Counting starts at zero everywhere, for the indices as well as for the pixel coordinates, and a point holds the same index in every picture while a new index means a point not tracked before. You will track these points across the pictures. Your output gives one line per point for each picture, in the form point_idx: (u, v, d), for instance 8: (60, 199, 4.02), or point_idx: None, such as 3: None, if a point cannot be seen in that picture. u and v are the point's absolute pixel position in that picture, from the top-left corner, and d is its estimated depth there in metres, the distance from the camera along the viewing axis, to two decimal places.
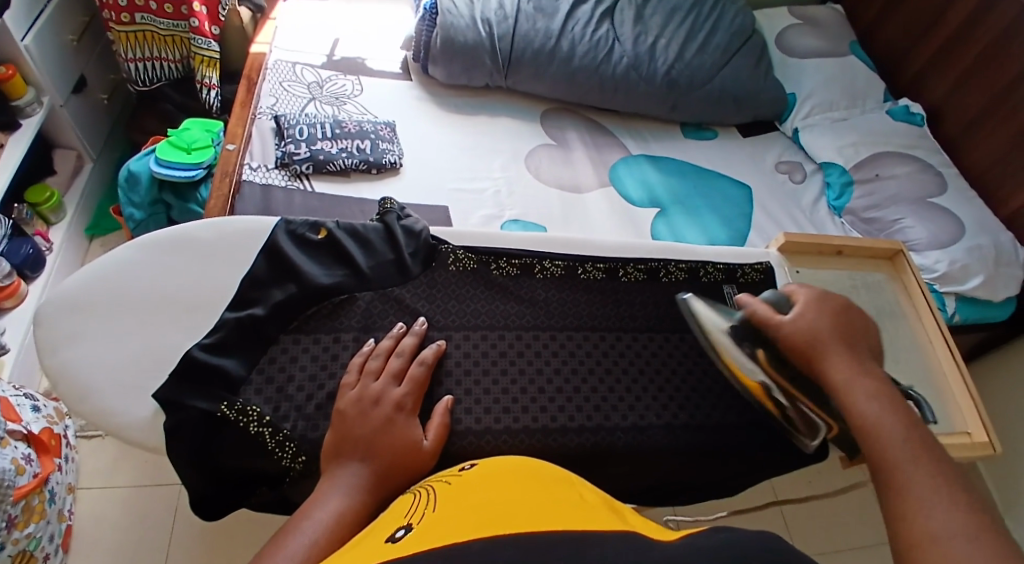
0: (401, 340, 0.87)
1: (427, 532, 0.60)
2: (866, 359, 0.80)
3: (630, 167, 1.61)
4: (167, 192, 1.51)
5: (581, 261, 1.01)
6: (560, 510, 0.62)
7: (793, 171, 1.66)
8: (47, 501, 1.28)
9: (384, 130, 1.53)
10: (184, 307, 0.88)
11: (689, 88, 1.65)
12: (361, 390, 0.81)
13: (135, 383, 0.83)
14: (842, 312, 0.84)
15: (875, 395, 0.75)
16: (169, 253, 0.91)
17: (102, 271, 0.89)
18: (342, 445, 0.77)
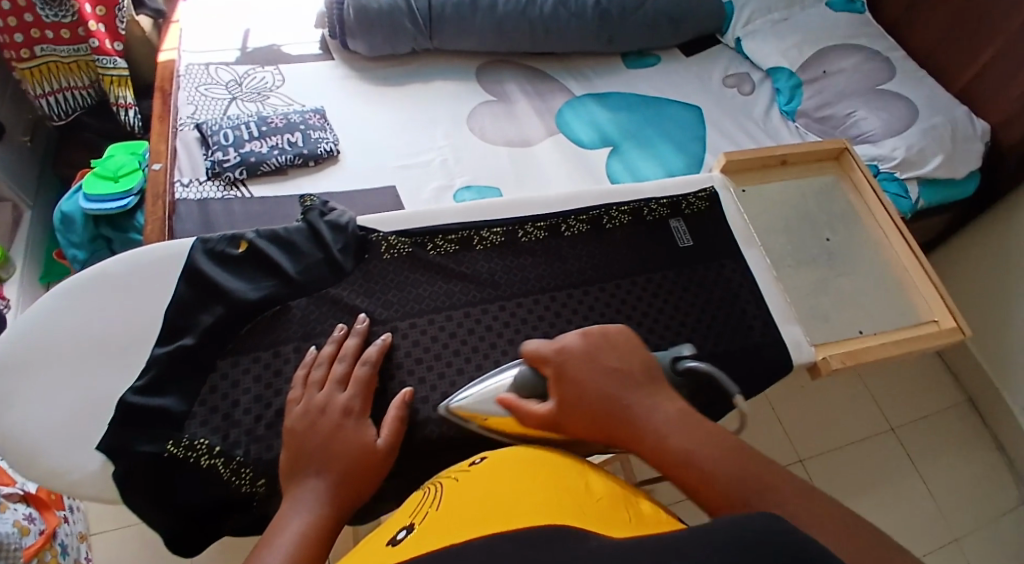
0: (343, 343, 0.84)
1: (425, 534, 0.59)
2: (648, 398, 0.73)
3: (577, 110, 1.53)
4: (104, 225, 1.46)
5: (519, 223, 0.97)
6: (566, 503, 0.61)
7: (741, 83, 1.59)
8: (60, 552, 1.27)
9: (313, 118, 1.44)
10: (114, 351, 0.85)
11: (622, 14, 1.56)
12: (306, 402, 0.78)
13: (80, 436, 0.81)
14: (591, 363, 0.75)
15: (687, 447, 0.68)
16: (88, 296, 0.87)
17: (20, 327, 0.85)
18: (296, 462, 0.74)
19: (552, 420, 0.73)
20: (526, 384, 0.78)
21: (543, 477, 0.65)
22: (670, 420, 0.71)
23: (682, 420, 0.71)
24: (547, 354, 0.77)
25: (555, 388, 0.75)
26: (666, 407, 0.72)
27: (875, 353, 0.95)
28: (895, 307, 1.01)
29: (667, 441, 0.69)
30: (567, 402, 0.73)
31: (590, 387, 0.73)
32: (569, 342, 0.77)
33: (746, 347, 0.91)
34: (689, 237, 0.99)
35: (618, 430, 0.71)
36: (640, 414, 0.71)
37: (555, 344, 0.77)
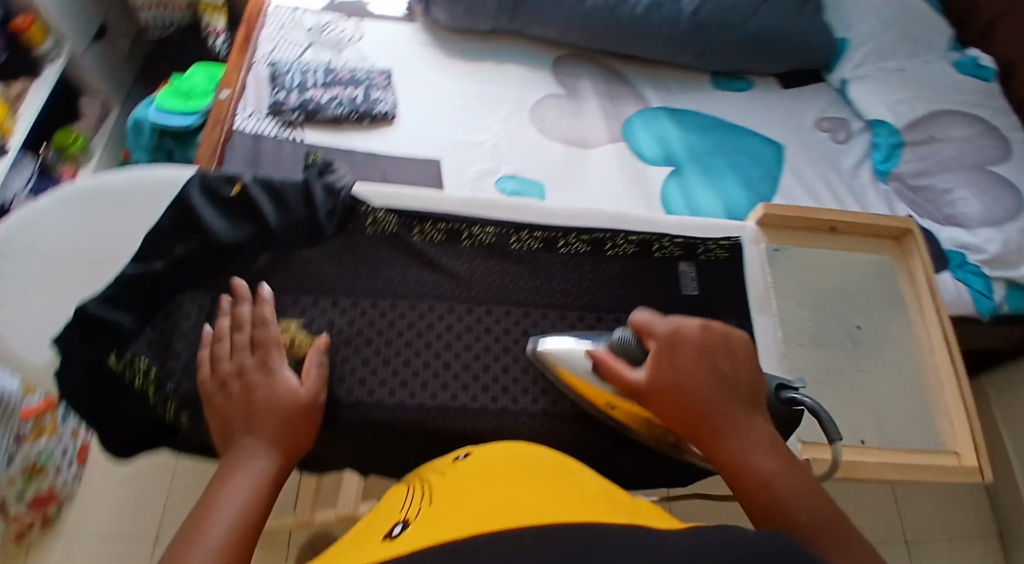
0: (234, 313, 0.79)
1: (421, 527, 0.54)
2: (750, 414, 0.72)
3: (647, 122, 1.44)
4: (168, 137, 1.50)
5: (515, 228, 0.91)
6: (560, 499, 0.55)
7: (837, 129, 1.45)
8: (61, 420, 1.32)
9: (379, 78, 1.44)
10: (98, 259, 0.87)
11: (721, 28, 1.44)
12: (218, 378, 0.75)
13: (47, 330, 0.83)
14: (704, 355, 0.74)
15: (770, 467, 0.68)
16: (87, 205, 0.89)
17: (19, 221, 0.87)
18: (228, 428, 0.73)
19: (639, 385, 0.73)
20: (622, 347, 0.77)
21: (538, 478, 0.59)
22: (758, 438, 0.70)
23: (773, 447, 0.70)
24: (659, 328, 0.75)
25: (654, 360, 0.73)
26: (762, 427, 0.71)
27: (870, 472, 0.84)
28: (923, 429, 0.90)
29: (749, 456, 0.68)
30: (660, 379, 0.72)
31: (688, 379, 0.72)
32: (686, 326, 0.75)
33: None
34: (695, 285, 0.90)
35: (702, 427, 0.70)
36: (735, 421, 0.70)
37: (667, 323, 0.76)
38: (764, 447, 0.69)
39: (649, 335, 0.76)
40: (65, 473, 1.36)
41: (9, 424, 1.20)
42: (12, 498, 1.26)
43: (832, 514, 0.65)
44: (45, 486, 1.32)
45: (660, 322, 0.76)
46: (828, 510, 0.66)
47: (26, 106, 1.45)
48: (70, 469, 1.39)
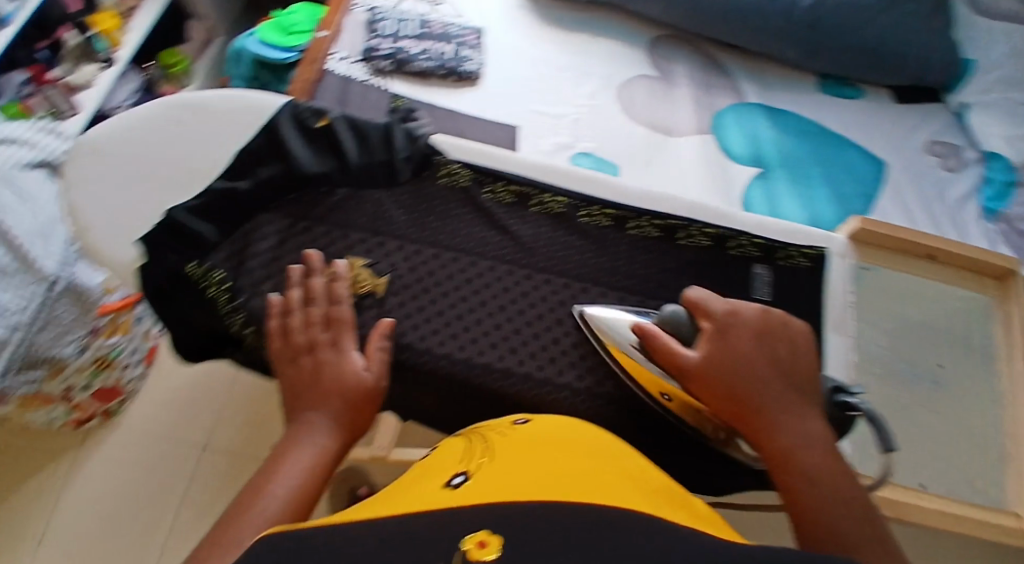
0: (307, 284, 0.80)
1: (490, 483, 0.55)
2: (797, 404, 0.72)
3: (740, 117, 1.38)
4: (266, 72, 1.50)
5: (587, 202, 0.89)
6: (620, 491, 0.55)
7: (947, 155, 1.36)
8: (135, 321, 1.36)
9: (470, 36, 1.42)
10: (187, 169, 0.88)
11: (838, 30, 1.36)
12: (290, 351, 0.77)
13: (131, 228, 0.85)
14: (759, 341, 0.75)
15: (811, 460, 0.69)
16: (183, 116, 0.91)
17: (121, 123, 0.90)
18: (295, 399, 0.75)
19: (692, 362, 0.73)
20: (674, 322, 0.77)
21: (597, 465, 0.60)
22: (802, 430, 0.71)
23: (816, 440, 0.71)
24: (715, 310, 0.77)
25: (708, 342, 0.74)
26: (808, 418, 0.72)
27: (925, 517, 0.80)
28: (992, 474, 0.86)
29: (792, 447, 0.69)
30: (716, 358, 0.73)
31: (739, 362, 0.73)
32: (745, 311, 0.77)
33: None
34: (767, 292, 0.84)
35: (748, 412, 0.71)
36: (782, 411, 0.71)
37: (726, 306, 0.77)
38: (807, 440, 0.70)
39: (705, 314, 0.77)
40: (132, 372, 1.43)
41: (87, 316, 1.25)
42: (79, 386, 1.32)
43: (866, 513, 0.67)
44: (111, 379, 1.38)
45: (715, 302, 0.78)
46: (861, 508, 0.68)
47: (138, 25, 1.53)
48: (136, 368, 1.44)
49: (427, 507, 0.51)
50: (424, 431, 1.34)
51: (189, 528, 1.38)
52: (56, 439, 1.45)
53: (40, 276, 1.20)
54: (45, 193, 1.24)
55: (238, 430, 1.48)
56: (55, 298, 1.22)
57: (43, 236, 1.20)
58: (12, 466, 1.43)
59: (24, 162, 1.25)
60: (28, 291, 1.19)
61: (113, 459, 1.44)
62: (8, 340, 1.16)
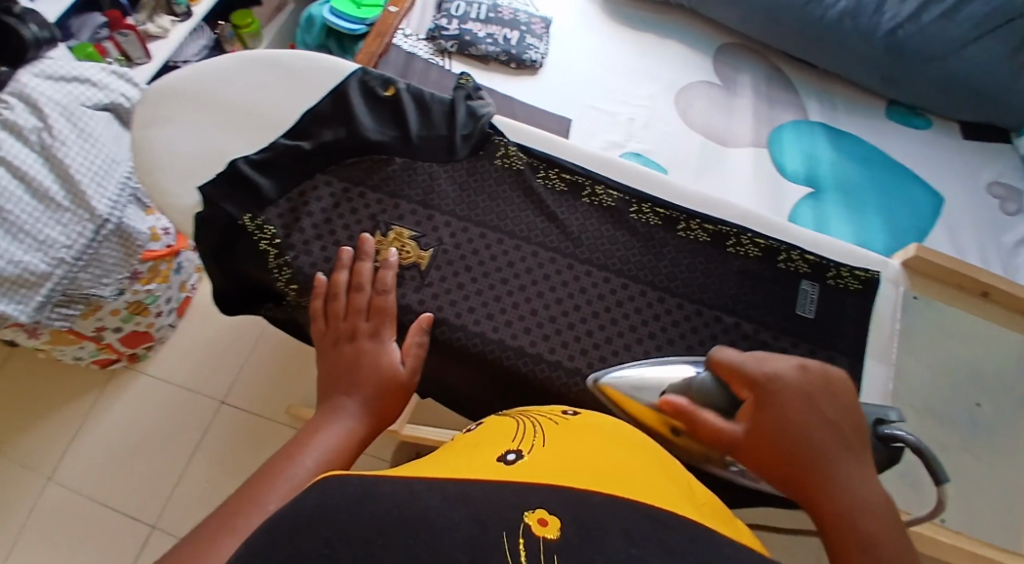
0: (355, 268, 0.81)
1: (541, 466, 0.56)
2: (857, 472, 0.65)
3: (799, 134, 1.36)
4: (333, 40, 1.46)
5: (638, 199, 0.88)
6: (664, 494, 0.56)
7: (1008, 199, 1.29)
8: (174, 270, 1.42)
9: (537, 25, 1.41)
10: (253, 122, 0.90)
11: (914, 56, 1.31)
12: (334, 333, 0.79)
13: (193, 171, 0.87)
14: (805, 410, 0.67)
15: (875, 535, 0.61)
16: (257, 70, 0.92)
17: (199, 70, 0.92)
18: (328, 383, 0.77)
19: (724, 434, 0.67)
20: (704, 391, 0.71)
21: (639, 464, 0.60)
22: (867, 500, 0.63)
23: (882, 511, 0.63)
24: (752, 373, 0.69)
25: (748, 413, 0.67)
26: (872, 486, 0.64)
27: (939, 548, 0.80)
28: (1008, 528, 0.82)
29: (853, 519, 0.62)
30: (758, 430, 0.66)
31: (791, 430, 0.66)
32: (787, 374, 0.69)
33: None
34: (813, 310, 0.83)
35: (801, 485, 0.64)
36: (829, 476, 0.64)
37: (766, 371, 0.70)
38: (872, 512, 0.62)
39: (740, 380, 0.70)
40: (163, 320, 1.46)
41: (130, 259, 1.29)
42: (111, 327, 1.36)
43: None
44: (143, 324, 1.42)
45: (752, 365, 0.70)
46: None
47: None
48: (169, 317, 1.48)
49: (481, 478, 0.53)
50: (439, 409, 1.33)
51: (200, 476, 1.40)
52: (84, 374, 1.48)
53: (91, 216, 1.21)
54: (108, 136, 1.25)
55: (260, 389, 1.48)
56: (102, 239, 1.24)
57: (103, 175, 1.23)
58: (43, 393, 1.47)
59: (95, 102, 1.24)
60: (78, 228, 1.20)
61: (136, 399, 1.46)
62: (49, 275, 1.18)
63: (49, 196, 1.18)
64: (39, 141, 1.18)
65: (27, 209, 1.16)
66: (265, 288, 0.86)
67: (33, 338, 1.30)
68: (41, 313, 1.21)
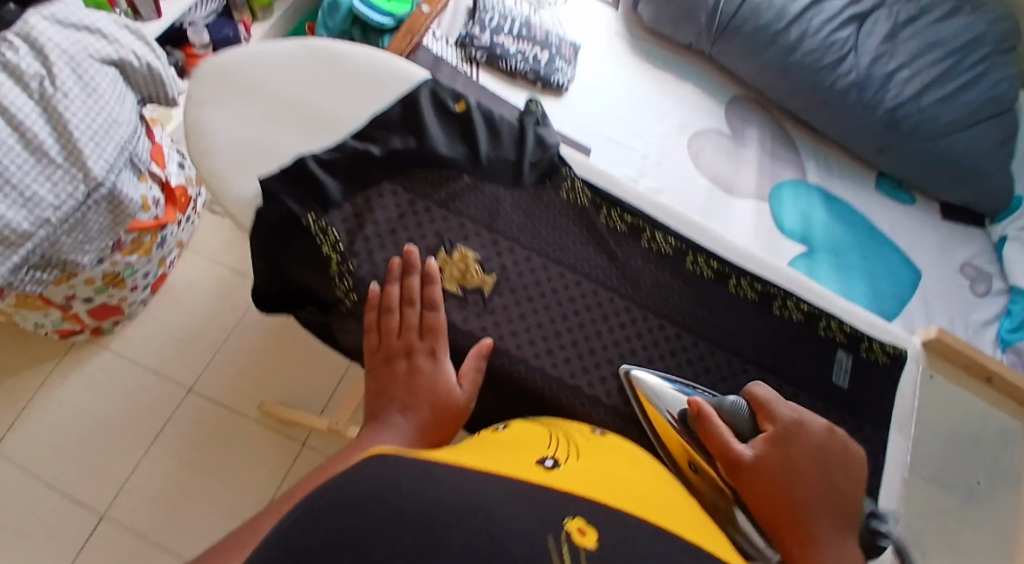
0: (405, 282, 0.78)
1: (580, 477, 0.57)
2: (845, 531, 0.67)
3: (798, 197, 1.40)
4: (358, 25, 1.40)
5: (694, 250, 0.90)
6: (690, 524, 0.58)
7: (978, 280, 1.37)
8: (157, 243, 1.33)
9: (567, 49, 1.42)
10: (316, 119, 0.86)
11: (913, 136, 1.37)
12: (387, 348, 0.75)
13: (250, 161, 0.83)
14: (818, 461, 0.71)
15: None
16: (323, 64, 0.89)
17: (261, 52, 0.88)
18: (379, 399, 0.71)
19: (743, 454, 0.70)
20: (734, 413, 0.76)
21: (659, 491, 0.63)
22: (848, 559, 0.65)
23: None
24: (780, 414, 0.74)
25: (765, 442, 0.72)
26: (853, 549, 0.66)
27: None
28: None
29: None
30: (765, 459, 0.70)
31: (797, 474, 0.69)
32: (811, 424, 0.74)
33: None
34: (846, 380, 0.88)
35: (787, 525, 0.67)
36: (818, 530, 0.66)
37: (792, 414, 0.75)
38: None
39: (768, 415, 0.75)
40: (137, 295, 1.37)
41: (116, 228, 1.20)
42: (82, 298, 1.27)
43: None
44: (115, 298, 1.33)
45: (781, 405, 0.76)
46: None
47: None
48: (143, 293, 1.38)
49: (525, 477, 0.53)
50: None
51: (160, 465, 1.32)
52: (43, 344, 1.39)
53: (86, 176, 1.09)
54: (112, 93, 1.13)
55: (231, 377, 1.41)
56: (92, 203, 1.13)
57: (103, 134, 1.11)
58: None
59: (103, 56, 1.12)
60: (68, 189, 1.08)
61: (94, 379, 1.38)
62: (32, 235, 1.06)
63: (42, 149, 1.06)
64: (40, 90, 1.06)
65: (18, 160, 1.04)
66: (312, 292, 0.83)
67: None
68: (15, 275, 1.10)
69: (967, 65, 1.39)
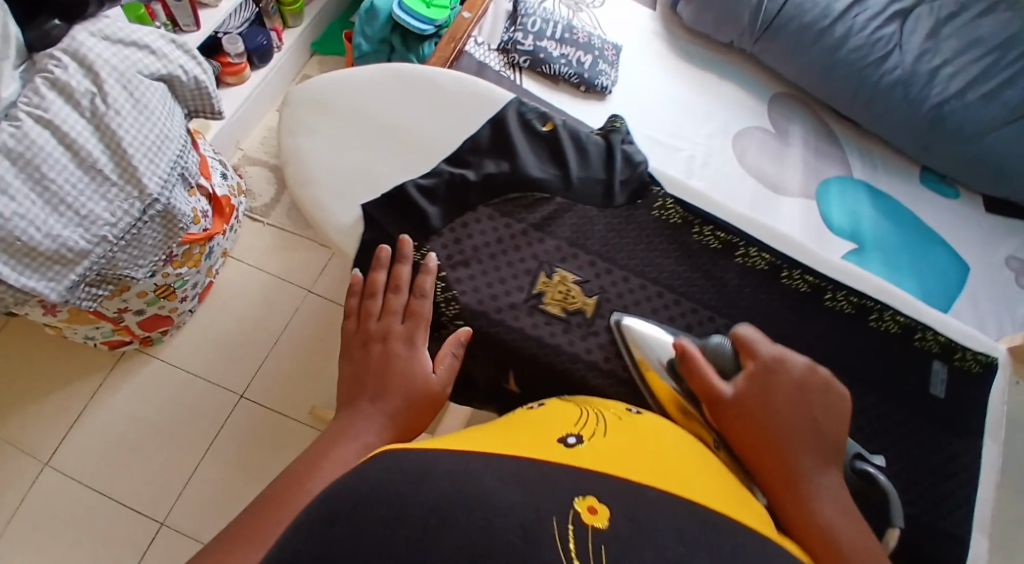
0: (393, 269, 0.79)
1: (604, 454, 0.57)
2: (828, 464, 0.67)
3: (844, 193, 1.39)
4: (398, 35, 1.37)
5: (789, 264, 0.90)
6: (687, 484, 0.56)
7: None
8: (205, 254, 1.29)
9: (610, 51, 1.38)
10: (408, 142, 0.87)
11: (957, 132, 1.36)
12: (367, 330, 0.76)
13: (349, 189, 0.85)
14: (800, 397, 0.70)
15: (831, 516, 0.63)
16: (410, 88, 0.90)
17: (351, 81, 0.90)
18: (353, 382, 0.72)
19: (724, 391, 0.69)
20: (716, 353, 0.75)
21: (670, 454, 0.62)
22: (831, 490, 0.65)
23: (842, 501, 0.65)
24: (761, 352, 0.73)
25: (748, 380, 0.70)
26: (834, 481, 0.66)
27: None
28: None
29: (814, 502, 0.63)
30: (747, 396, 0.69)
31: (779, 409, 0.68)
32: (793, 360, 0.73)
33: (922, 518, 0.86)
34: (943, 390, 0.90)
35: (769, 458, 0.66)
36: (806, 459, 0.66)
37: (774, 351, 0.74)
38: (833, 499, 0.64)
39: (749, 353, 0.73)
40: (186, 306, 1.32)
41: (169, 242, 1.17)
42: (134, 310, 1.22)
43: None
44: (167, 307, 1.28)
45: (764, 345, 0.74)
46: None
47: None
48: (191, 302, 1.34)
49: (544, 457, 0.53)
50: None
51: (215, 473, 1.27)
52: (80, 363, 1.34)
53: (141, 194, 1.06)
54: (161, 109, 1.09)
55: (278, 398, 1.33)
56: (148, 220, 1.10)
57: (155, 151, 1.08)
58: (38, 370, 1.33)
59: (152, 72, 1.09)
60: (124, 206, 1.05)
61: (137, 395, 1.32)
62: (88, 253, 1.04)
63: (96, 167, 1.03)
64: (91, 107, 1.02)
65: (71, 178, 1.01)
66: None
67: (49, 316, 1.14)
68: (72, 293, 1.06)
69: (1008, 62, 1.36)
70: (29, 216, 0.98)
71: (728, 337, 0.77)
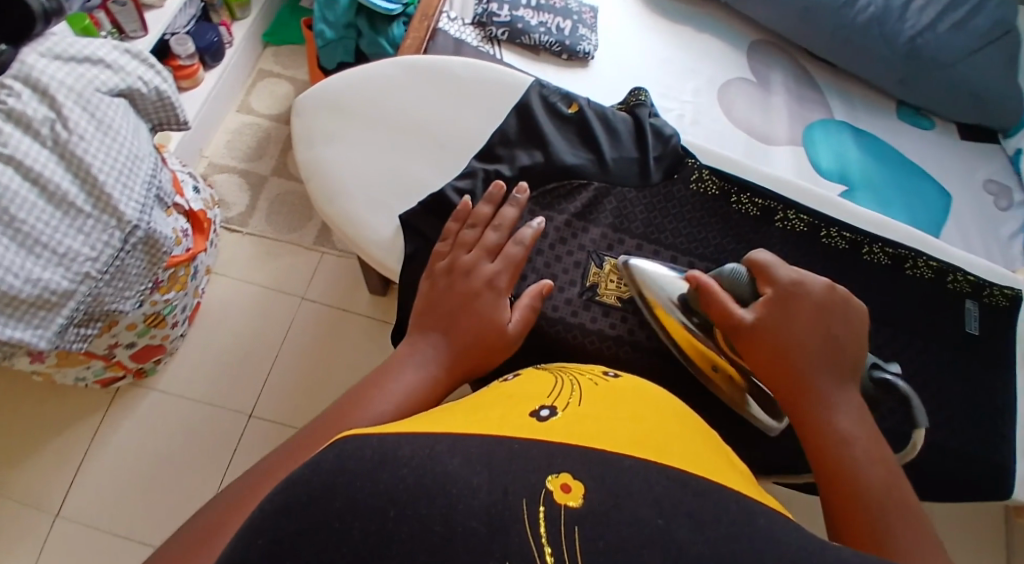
0: (499, 210, 0.77)
1: (581, 422, 0.50)
2: (850, 378, 0.65)
3: (828, 135, 1.40)
4: (364, 18, 1.29)
5: (826, 223, 0.89)
6: (677, 453, 0.50)
7: (1000, 195, 1.41)
8: (190, 275, 1.20)
9: (587, 14, 1.34)
10: (435, 140, 0.84)
11: (932, 64, 1.38)
12: (451, 260, 0.73)
13: (381, 198, 0.82)
14: (820, 319, 0.67)
15: (849, 426, 0.62)
16: (426, 81, 0.87)
17: (362, 81, 0.86)
18: (426, 314, 0.70)
19: (742, 318, 0.67)
20: (733, 282, 0.72)
21: (650, 418, 0.55)
22: (850, 403, 0.64)
23: (861, 412, 0.64)
24: (780, 277, 0.69)
25: (766, 305, 0.68)
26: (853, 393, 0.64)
27: None
28: None
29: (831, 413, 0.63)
30: (766, 321, 0.67)
31: (796, 331, 0.66)
32: (813, 282, 0.69)
33: (975, 456, 0.88)
34: (977, 326, 0.91)
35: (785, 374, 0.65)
36: (817, 406, 0.63)
37: (796, 274, 0.70)
38: (850, 411, 0.63)
39: (768, 279, 0.70)
40: (177, 332, 1.23)
41: (154, 267, 1.07)
42: (125, 343, 1.13)
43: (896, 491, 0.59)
44: (158, 337, 1.19)
45: (783, 269, 0.71)
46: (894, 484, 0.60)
47: None
48: (182, 326, 1.25)
49: (509, 433, 0.47)
50: None
51: None
52: (68, 411, 1.23)
53: (120, 222, 0.96)
54: (128, 126, 0.99)
55: (290, 410, 1.26)
56: (130, 249, 1.00)
57: (128, 173, 0.97)
58: (26, 423, 1.23)
59: (111, 87, 0.97)
60: (104, 237, 0.95)
61: (136, 433, 1.23)
62: (72, 293, 0.94)
63: (68, 200, 0.92)
64: (53, 135, 0.92)
65: (42, 216, 0.90)
66: None
67: (38, 362, 1.05)
68: (61, 338, 0.97)
69: None
70: (5, 263, 0.88)
71: (744, 264, 0.74)
